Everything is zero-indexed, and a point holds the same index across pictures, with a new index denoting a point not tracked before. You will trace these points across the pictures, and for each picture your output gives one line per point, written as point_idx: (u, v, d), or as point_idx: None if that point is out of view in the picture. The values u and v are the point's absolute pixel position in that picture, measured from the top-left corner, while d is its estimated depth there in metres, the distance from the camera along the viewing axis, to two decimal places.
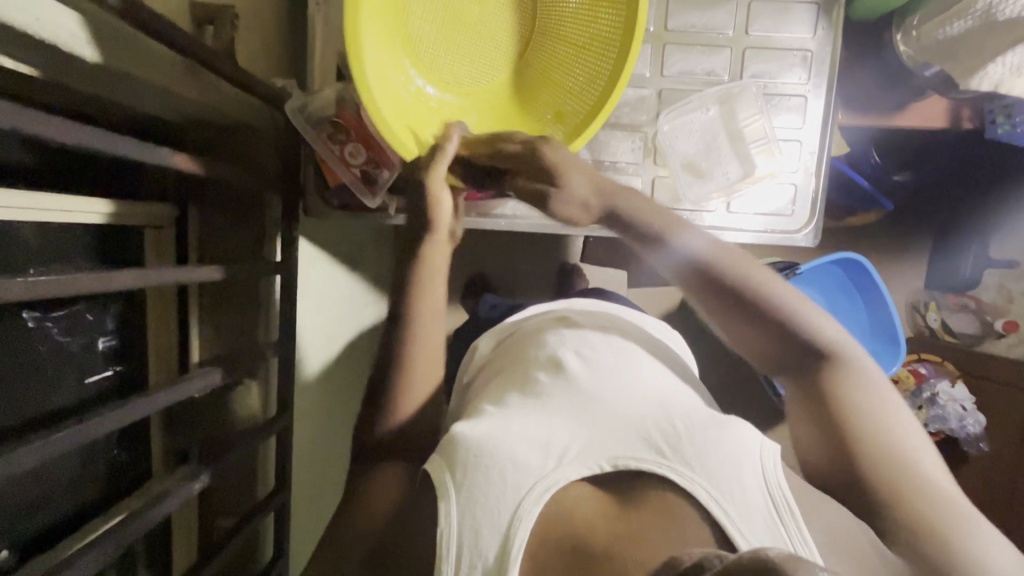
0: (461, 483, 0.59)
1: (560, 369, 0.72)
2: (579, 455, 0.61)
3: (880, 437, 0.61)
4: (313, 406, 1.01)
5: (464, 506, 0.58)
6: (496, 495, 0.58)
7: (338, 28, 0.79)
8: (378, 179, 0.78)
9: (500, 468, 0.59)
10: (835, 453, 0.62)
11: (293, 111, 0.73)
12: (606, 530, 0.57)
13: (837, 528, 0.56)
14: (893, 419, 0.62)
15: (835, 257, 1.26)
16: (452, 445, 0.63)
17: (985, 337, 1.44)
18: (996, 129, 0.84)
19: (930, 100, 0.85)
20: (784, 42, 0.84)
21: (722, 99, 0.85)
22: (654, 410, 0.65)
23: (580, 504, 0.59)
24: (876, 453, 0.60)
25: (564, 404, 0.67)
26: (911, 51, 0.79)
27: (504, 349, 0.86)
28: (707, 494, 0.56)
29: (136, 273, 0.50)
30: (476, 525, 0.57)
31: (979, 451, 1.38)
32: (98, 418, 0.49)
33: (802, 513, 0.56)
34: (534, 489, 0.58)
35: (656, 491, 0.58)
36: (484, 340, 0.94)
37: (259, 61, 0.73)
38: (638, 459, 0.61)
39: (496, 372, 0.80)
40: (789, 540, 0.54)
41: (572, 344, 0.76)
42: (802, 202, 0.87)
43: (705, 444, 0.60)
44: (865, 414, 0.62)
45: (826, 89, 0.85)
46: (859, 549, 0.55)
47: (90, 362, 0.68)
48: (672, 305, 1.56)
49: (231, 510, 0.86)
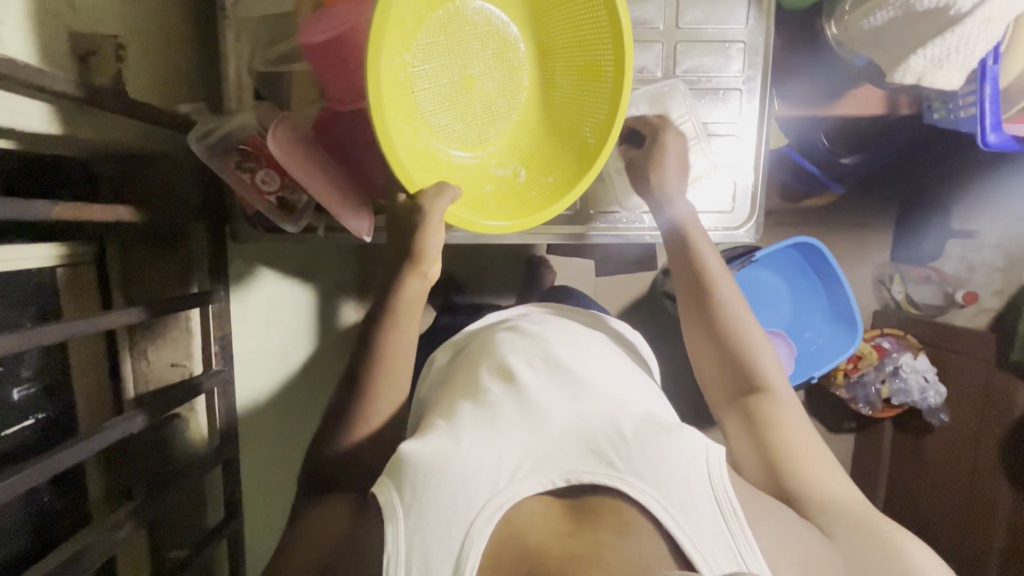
0: (408, 505, 0.58)
1: (509, 379, 0.71)
2: (532, 471, 0.61)
3: (803, 463, 0.68)
4: (266, 430, 1.00)
5: (412, 529, 0.57)
6: (447, 516, 0.57)
7: (250, 46, 0.76)
8: (296, 204, 0.75)
9: (451, 487, 0.59)
10: (771, 472, 0.68)
11: (195, 139, 0.70)
12: (561, 545, 0.55)
13: (779, 532, 0.59)
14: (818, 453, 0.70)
15: (793, 242, 1.23)
16: (401, 465, 0.61)
17: (948, 308, 1.47)
18: (934, 114, 0.83)
19: (865, 88, 0.84)
20: (716, 35, 0.82)
21: (652, 100, 0.82)
22: (606, 419, 0.65)
23: (535, 520, 0.58)
24: (806, 480, 0.67)
25: (515, 421, 0.66)
26: (842, 38, 0.76)
27: (459, 359, 0.84)
28: (662, 507, 0.56)
29: (19, 333, 0.50)
30: (425, 552, 0.56)
31: (940, 422, 1.43)
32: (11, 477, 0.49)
33: (746, 517, 0.57)
34: (485, 508, 0.58)
35: (611, 505, 0.58)
36: (441, 352, 0.92)
37: (161, 86, 0.70)
38: (589, 471, 0.60)
39: (449, 385, 0.78)
40: (737, 546, 0.55)
41: (521, 354, 0.75)
42: (741, 198, 0.85)
43: (658, 454, 0.60)
44: (796, 442, 0.69)
45: (761, 81, 0.82)
46: (805, 555, 0.58)
47: (10, 413, 0.67)
48: (639, 293, 1.57)
49: (183, 540, 0.84)
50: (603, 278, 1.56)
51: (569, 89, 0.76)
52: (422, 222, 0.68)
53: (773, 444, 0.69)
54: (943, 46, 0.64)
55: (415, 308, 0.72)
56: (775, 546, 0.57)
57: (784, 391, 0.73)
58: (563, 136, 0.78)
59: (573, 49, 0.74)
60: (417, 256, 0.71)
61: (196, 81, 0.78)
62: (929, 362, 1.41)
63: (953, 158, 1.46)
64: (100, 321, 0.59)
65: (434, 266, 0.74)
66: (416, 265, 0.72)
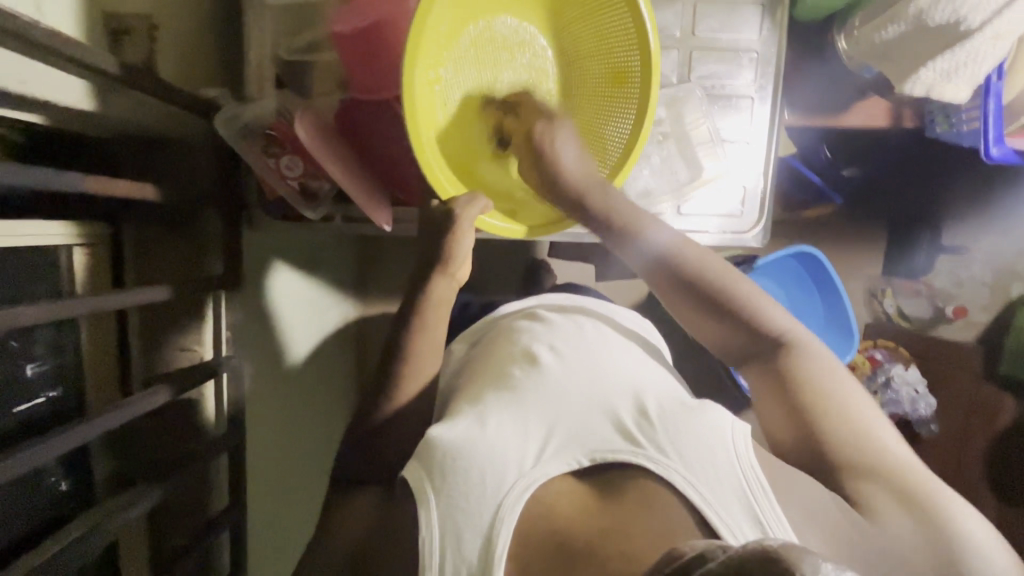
0: (439, 489, 0.59)
1: (534, 363, 0.71)
2: (559, 449, 0.62)
3: (843, 418, 0.63)
4: (273, 420, 0.98)
5: (444, 512, 0.58)
6: (475, 497, 0.58)
7: (274, 34, 0.77)
8: (317, 191, 0.76)
9: (479, 470, 0.59)
10: (807, 437, 0.64)
11: (222, 123, 0.69)
12: (589, 523, 0.57)
13: (806, 505, 0.57)
14: (859, 396, 0.65)
15: (793, 251, 1.26)
16: (429, 449, 0.62)
17: (938, 321, 1.52)
18: (936, 127, 0.86)
19: (871, 100, 0.87)
20: (730, 43, 0.84)
21: (669, 103, 0.85)
22: (627, 396, 0.66)
23: (561, 499, 0.59)
24: (843, 436, 0.62)
25: (540, 399, 0.66)
26: (850, 51, 0.79)
27: (479, 347, 0.85)
28: (684, 478, 0.57)
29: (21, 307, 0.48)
30: (456, 530, 0.57)
31: (931, 432, 1.44)
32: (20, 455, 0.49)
33: (774, 492, 0.57)
34: (513, 489, 0.58)
35: (635, 483, 0.59)
36: (457, 347, 0.92)
37: (187, 69, 0.70)
38: (613, 449, 0.61)
39: (473, 371, 0.78)
40: (766, 521, 0.55)
41: (543, 339, 0.76)
42: (750, 202, 0.88)
43: (680, 431, 0.61)
44: (832, 393, 0.64)
45: (772, 89, 0.85)
46: (837, 526, 0.56)
47: (22, 388, 0.66)
48: (638, 298, 1.58)
49: (184, 532, 0.82)
50: (602, 282, 1.58)
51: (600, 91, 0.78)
52: (455, 225, 0.72)
53: (812, 410, 0.64)
54: (953, 59, 0.68)
55: (443, 310, 0.74)
56: (806, 518, 0.56)
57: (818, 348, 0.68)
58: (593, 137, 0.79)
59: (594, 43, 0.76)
60: (445, 261, 0.74)
61: (219, 66, 0.78)
62: (919, 374, 1.44)
63: (945, 177, 1.50)
64: (118, 299, 0.60)
65: (462, 269, 0.76)
66: (445, 268, 0.75)
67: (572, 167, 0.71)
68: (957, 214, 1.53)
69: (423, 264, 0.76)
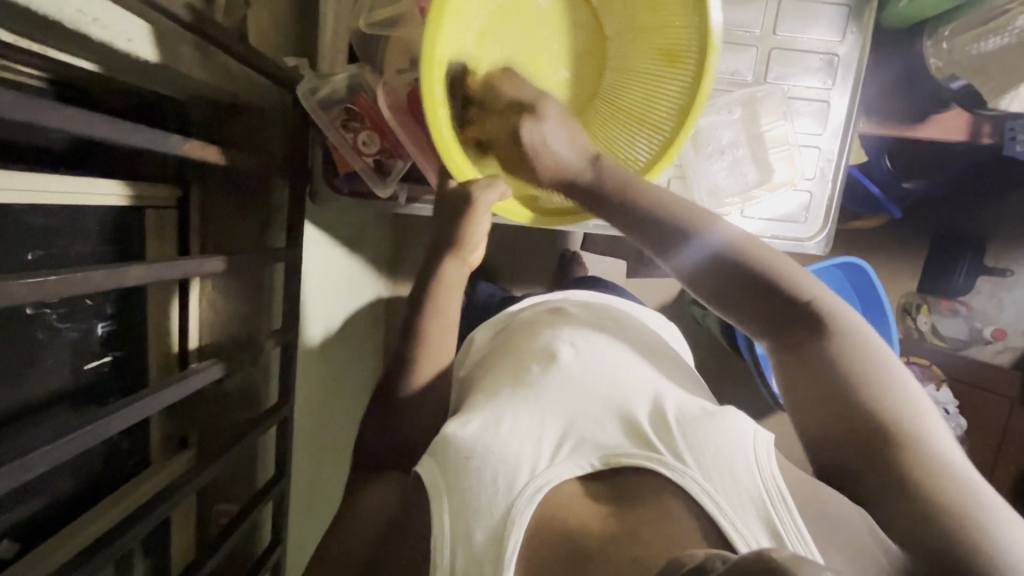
0: (452, 487, 0.59)
1: (551, 359, 0.70)
2: (572, 451, 0.60)
3: (893, 415, 0.56)
4: (313, 393, 0.99)
5: (456, 511, 0.57)
6: (487, 497, 0.57)
7: (351, 7, 0.76)
8: (391, 169, 0.76)
9: (491, 468, 0.59)
10: (838, 425, 0.58)
11: (304, 94, 0.70)
12: (600, 529, 0.55)
13: (829, 518, 0.52)
14: (901, 381, 0.58)
15: (837, 261, 1.25)
16: (445, 448, 0.62)
17: (974, 341, 1.51)
18: (1014, 146, 0.85)
19: (951, 112, 0.85)
20: (810, 45, 0.82)
21: (745, 103, 0.83)
22: (645, 402, 0.64)
23: (573, 502, 0.57)
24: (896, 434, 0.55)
25: (558, 394, 0.66)
26: (941, 63, 0.81)
27: (502, 338, 0.84)
28: (700, 488, 0.54)
29: (107, 269, 0.45)
30: (467, 529, 0.56)
31: (958, 453, 1.43)
32: (113, 411, 0.48)
33: (795, 502, 0.53)
34: (524, 489, 0.57)
35: (650, 489, 0.56)
36: (481, 333, 0.92)
37: (268, 36, 0.70)
38: (626, 454, 0.59)
39: (493, 364, 0.77)
40: (785, 536, 0.51)
41: (566, 334, 0.75)
42: (816, 209, 0.86)
43: (700, 437, 0.59)
44: (877, 392, 0.57)
45: (851, 93, 0.83)
46: (867, 550, 0.50)
47: (93, 346, 0.67)
48: (669, 298, 1.57)
49: (231, 496, 0.86)
50: (634, 278, 1.57)
51: (646, 74, 0.75)
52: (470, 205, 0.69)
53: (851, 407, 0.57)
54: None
55: (456, 292, 0.74)
56: (831, 538, 0.51)
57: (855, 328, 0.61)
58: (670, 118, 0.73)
59: (639, 27, 0.75)
60: (460, 245, 0.73)
61: (293, 37, 0.78)
62: (951, 394, 1.43)
63: (994, 195, 1.47)
64: (186, 266, 0.55)
65: (475, 252, 0.75)
66: (457, 252, 0.74)
67: (565, 159, 0.67)
68: (1004, 234, 1.50)
69: (435, 250, 0.75)
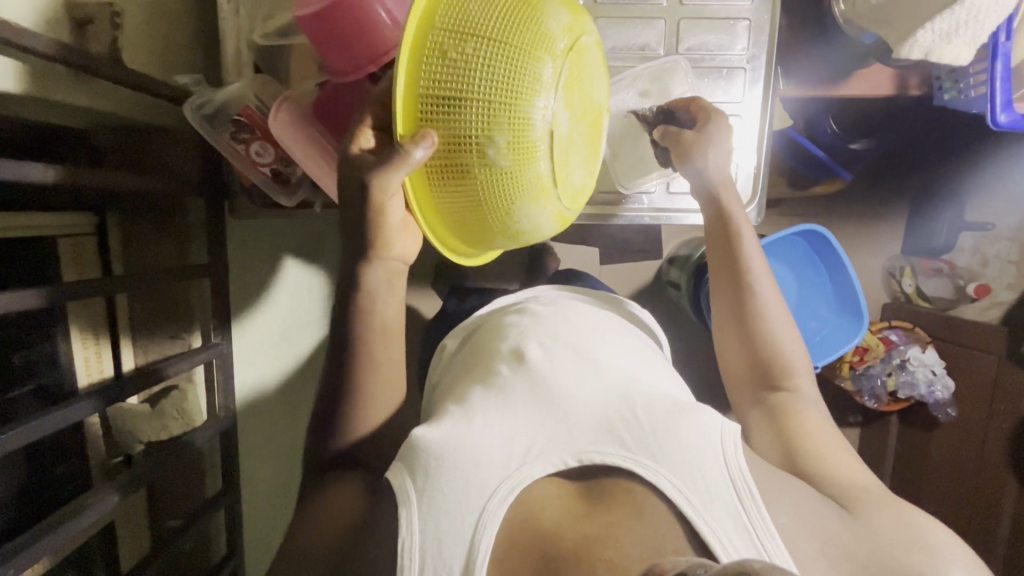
0: (423, 490, 0.54)
1: (520, 361, 0.66)
2: (543, 451, 0.57)
3: (834, 462, 0.63)
4: (265, 406, 1.01)
5: (426, 513, 0.53)
6: (459, 499, 0.54)
7: (248, 21, 0.76)
8: (291, 177, 0.75)
9: (462, 469, 0.55)
10: (788, 453, 0.65)
11: (191, 112, 0.71)
12: (575, 529, 0.52)
13: (795, 509, 0.55)
14: (840, 451, 0.65)
15: (799, 230, 1.21)
16: (412, 451, 0.58)
17: (959, 301, 1.41)
18: (944, 94, 0.85)
19: (873, 68, 0.85)
20: (719, 11, 0.81)
21: (654, 78, 0.82)
22: (617, 398, 0.61)
23: (546, 504, 0.55)
24: (840, 470, 0.62)
25: (531, 400, 0.62)
26: (849, 15, 0.78)
27: (466, 349, 0.80)
28: (675, 487, 0.53)
29: None
30: (438, 533, 0.52)
31: (948, 416, 1.37)
32: (13, 432, 0.51)
33: (762, 497, 0.54)
34: (497, 491, 0.54)
35: (623, 485, 0.55)
36: (451, 339, 0.88)
37: (153, 58, 0.71)
38: (602, 452, 0.57)
39: (459, 374, 0.74)
40: (754, 525, 0.52)
41: (534, 333, 0.71)
42: (744, 181, 0.84)
43: (668, 432, 0.57)
44: (824, 442, 0.65)
45: (767, 61, 0.81)
46: (831, 536, 0.54)
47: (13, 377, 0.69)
48: (645, 281, 1.54)
49: (181, 510, 0.88)
50: (608, 263, 1.54)
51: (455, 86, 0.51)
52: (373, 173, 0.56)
53: (789, 422, 0.67)
54: (951, 21, 0.67)
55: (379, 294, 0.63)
56: (797, 523, 0.54)
57: (810, 393, 0.71)
58: (473, 229, 0.58)
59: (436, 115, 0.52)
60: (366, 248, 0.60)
61: (193, 57, 0.79)
62: (937, 355, 1.36)
63: (971, 147, 1.40)
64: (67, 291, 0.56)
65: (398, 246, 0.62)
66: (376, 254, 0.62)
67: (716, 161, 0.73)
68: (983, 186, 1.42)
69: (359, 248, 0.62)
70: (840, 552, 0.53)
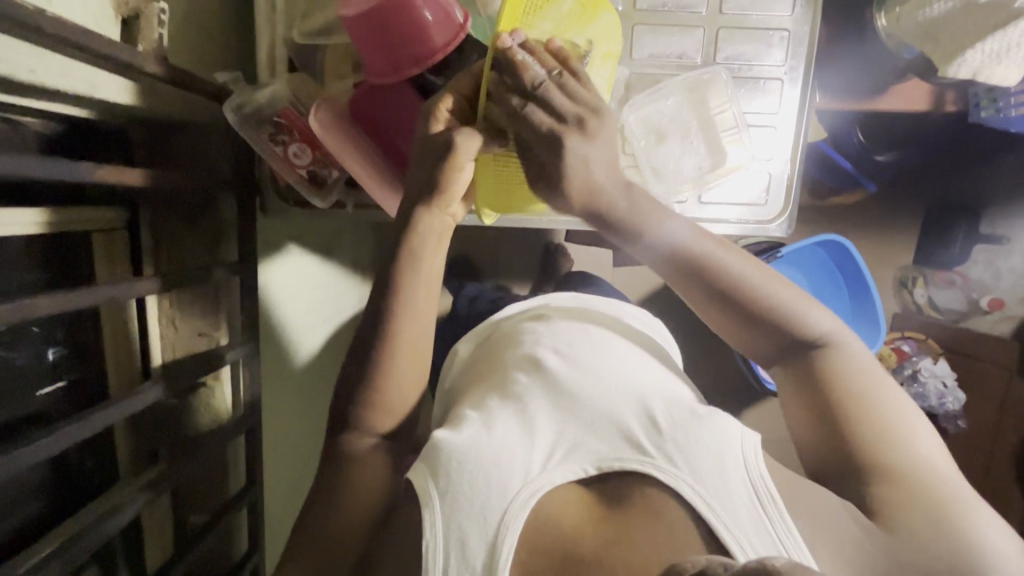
0: (444, 490, 0.54)
1: (539, 370, 0.66)
2: (564, 459, 0.58)
3: (887, 437, 0.56)
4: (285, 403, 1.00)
5: (449, 516, 0.53)
6: (480, 503, 0.53)
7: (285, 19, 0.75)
8: (327, 179, 0.75)
9: (485, 471, 0.55)
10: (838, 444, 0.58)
11: (229, 112, 0.70)
12: (593, 534, 0.53)
13: (813, 509, 0.53)
14: (901, 427, 0.57)
15: (819, 239, 1.21)
16: (436, 454, 0.57)
17: (971, 313, 1.44)
18: (982, 111, 0.90)
19: (911, 82, 0.87)
20: (759, 22, 0.80)
21: (692, 87, 0.80)
22: (633, 401, 0.61)
23: (563, 510, 0.55)
24: (900, 456, 0.56)
25: (548, 407, 0.62)
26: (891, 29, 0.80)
27: (484, 353, 0.80)
28: (694, 491, 0.53)
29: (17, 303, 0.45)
30: (461, 534, 0.52)
31: (957, 429, 1.37)
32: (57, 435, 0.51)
33: (784, 500, 0.52)
34: (518, 494, 0.54)
35: (642, 491, 0.55)
36: (465, 343, 0.88)
37: (192, 54, 0.70)
38: (620, 458, 0.57)
39: (475, 379, 0.74)
40: (777, 534, 0.51)
41: (549, 341, 0.71)
42: (777, 189, 0.85)
43: (690, 437, 0.56)
44: (885, 420, 0.57)
45: (804, 73, 0.81)
46: (861, 541, 0.52)
47: (47, 373, 0.69)
48: (658, 285, 1.54)
49: (204, 506, 0.88)
50: (622, 265, 1.54)
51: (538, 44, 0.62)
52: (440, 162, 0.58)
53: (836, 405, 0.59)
54: (1003, 42, 0.68)
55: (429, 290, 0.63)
56: None
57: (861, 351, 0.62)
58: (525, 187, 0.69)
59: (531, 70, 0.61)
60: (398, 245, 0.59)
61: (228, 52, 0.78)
62: (949, 366, 1.36)
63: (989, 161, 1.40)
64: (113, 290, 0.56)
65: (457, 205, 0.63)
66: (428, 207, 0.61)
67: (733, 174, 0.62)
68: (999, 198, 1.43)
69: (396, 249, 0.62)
70: (865, 565, 0.51)
